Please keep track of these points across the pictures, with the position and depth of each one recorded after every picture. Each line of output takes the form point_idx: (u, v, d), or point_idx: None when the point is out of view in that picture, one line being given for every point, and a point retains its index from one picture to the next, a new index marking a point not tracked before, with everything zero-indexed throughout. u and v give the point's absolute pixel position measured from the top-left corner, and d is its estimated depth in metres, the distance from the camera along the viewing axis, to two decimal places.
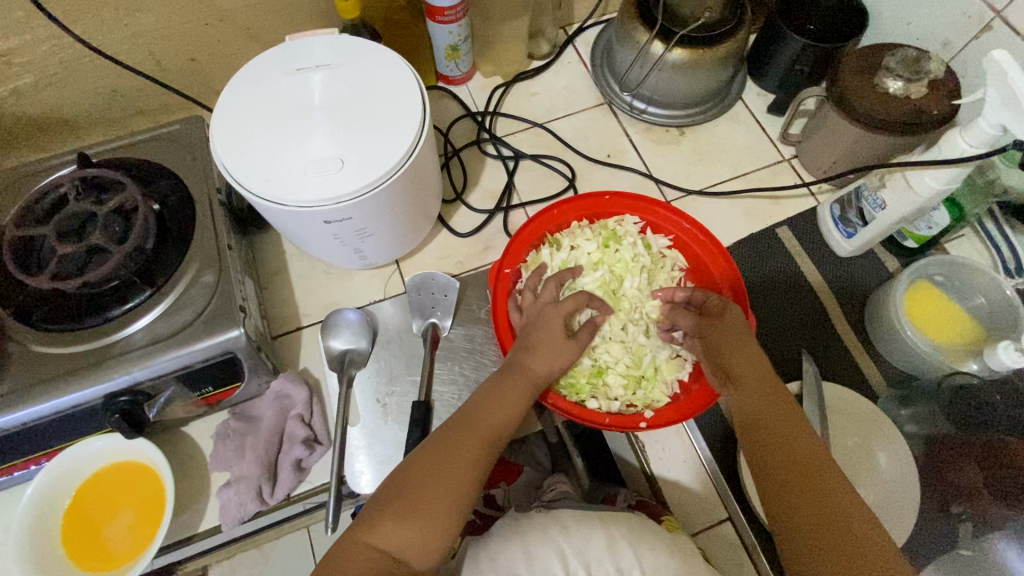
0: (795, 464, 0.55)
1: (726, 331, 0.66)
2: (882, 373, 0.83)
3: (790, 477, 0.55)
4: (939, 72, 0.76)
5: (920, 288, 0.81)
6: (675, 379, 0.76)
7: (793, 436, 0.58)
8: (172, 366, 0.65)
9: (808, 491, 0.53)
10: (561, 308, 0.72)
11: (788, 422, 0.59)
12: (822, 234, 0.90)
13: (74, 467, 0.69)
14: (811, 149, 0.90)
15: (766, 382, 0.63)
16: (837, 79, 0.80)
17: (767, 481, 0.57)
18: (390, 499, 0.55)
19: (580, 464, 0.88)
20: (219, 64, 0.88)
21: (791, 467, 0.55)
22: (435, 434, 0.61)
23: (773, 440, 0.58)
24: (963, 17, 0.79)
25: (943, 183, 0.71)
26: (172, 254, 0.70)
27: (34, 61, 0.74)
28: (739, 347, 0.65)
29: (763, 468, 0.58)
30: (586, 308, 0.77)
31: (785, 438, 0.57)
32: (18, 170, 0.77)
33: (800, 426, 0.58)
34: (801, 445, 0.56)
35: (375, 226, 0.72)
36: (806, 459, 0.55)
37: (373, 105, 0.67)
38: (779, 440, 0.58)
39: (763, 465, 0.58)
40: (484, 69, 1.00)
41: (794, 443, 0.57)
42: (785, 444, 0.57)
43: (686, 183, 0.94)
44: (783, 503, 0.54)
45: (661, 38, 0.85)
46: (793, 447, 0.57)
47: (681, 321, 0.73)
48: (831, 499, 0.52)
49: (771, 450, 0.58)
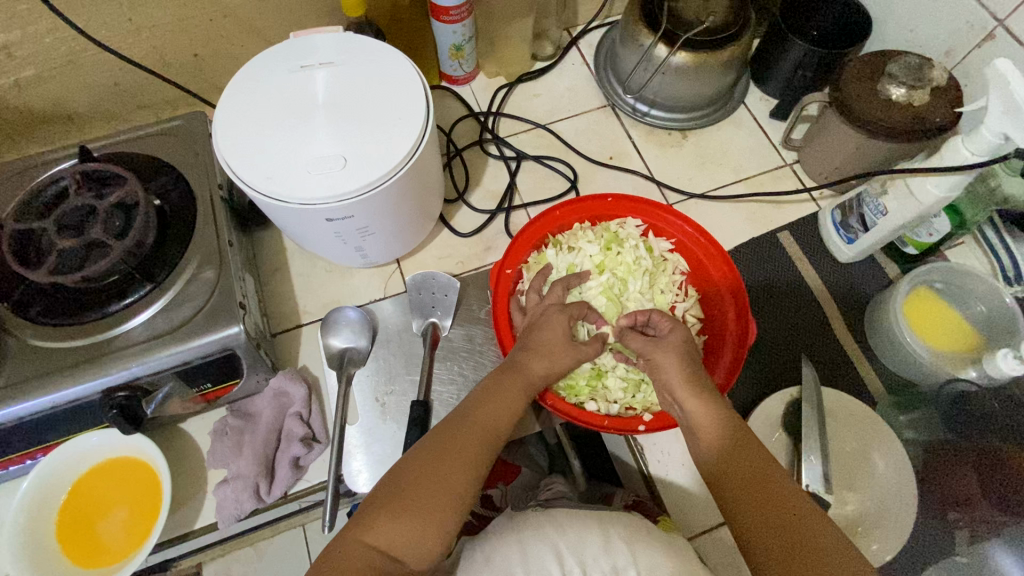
0: (766, 488, 0.54)
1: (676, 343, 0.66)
2: (881, 379, 0.83)
3: (750, 487, 0.54)
4: (942, 79, 0.76)
5: (919, 294, 0.82)
6: None
7: (751, 449, 0.57)
8: (170, 362, 0.65)
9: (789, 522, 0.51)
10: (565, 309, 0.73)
11: (742, 442, 0.57)
12: (824, 240, 0.90)
13: (70, 463, 0.69)
14: (813, 155, 0.90)
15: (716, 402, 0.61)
16: (841, 85, 0.80)
17: (728, 488, 0.55)
18: (387, 500, 0.54)
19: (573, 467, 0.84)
20: (222, 59, 0.87)
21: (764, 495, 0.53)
22: (428, 436, 0.60)
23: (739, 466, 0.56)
24: (966, 26, 0.79)
25: (945, 189, 0.71)
26: (172, 249, 0.70)
27: (36, 54, 0.74)
28: (691, 359, 0.64)
29: (723, 477, 0.56)
30: (586, 321, 0.77)
31: (752, 462, 0.56)
32: (19, 162, 0.77)
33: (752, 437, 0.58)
34: (760, 453, 0.56)
35: (377, 225, 0.71)
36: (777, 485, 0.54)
37: (376, 104, 0.66)
38: (745, 465, 0.55)
39: (731, 492, 0.55)
40: (487, 69, 1.01)
41: (749, 451, 0.57)
42: (753, 468, 0.55)
43: (688, 186, 0.94)
44: (744, 516, 0.53)
45: (665, 42, 0.85)
46: (763, 471, 0.55)
47: (631, 340, 0.71)
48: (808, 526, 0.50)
49: (737, 474, 0.55)
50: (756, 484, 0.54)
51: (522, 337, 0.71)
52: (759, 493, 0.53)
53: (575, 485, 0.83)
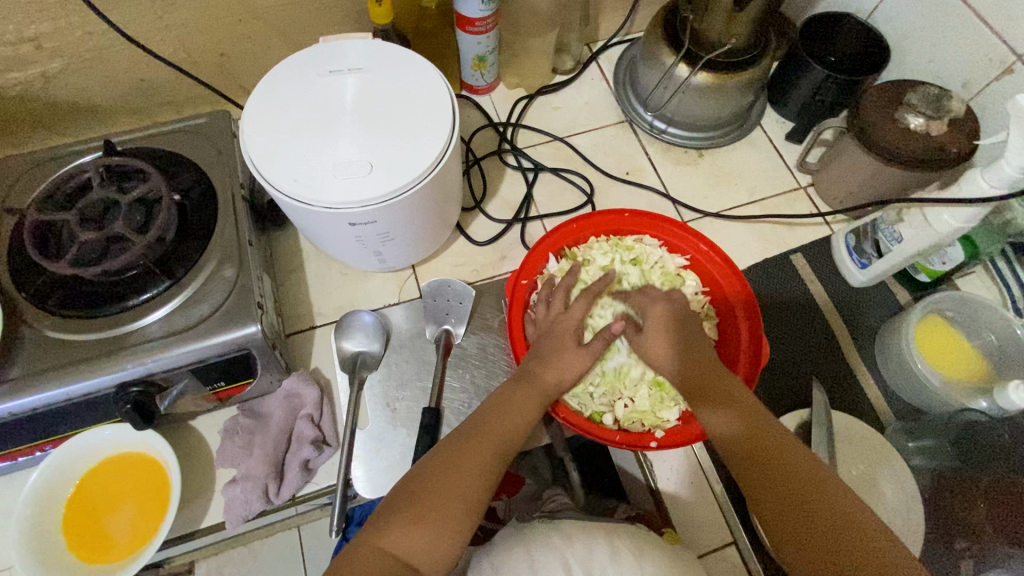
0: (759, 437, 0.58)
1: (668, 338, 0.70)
2: (888, 403, 0.83)
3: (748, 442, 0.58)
4: (959, 111, 0.78)
5: (929, 322, 0.82)
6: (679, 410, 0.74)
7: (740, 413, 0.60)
8: (186, 358, 0.65)
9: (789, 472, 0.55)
10: (575, 317, 0.72)
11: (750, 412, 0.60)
12: (836, 264, 0.90)
13: (80, 456, 0.69)
14: (827, 179, 0.91)
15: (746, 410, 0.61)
16: (860, 112, 0.81)
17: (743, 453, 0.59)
18: (405, 505, 0.54)
19: (575, 477, 0.81)
20: (246, 60, 0.88)
21: (832, 535, 0.50)
22: (445, 441, 0.61)
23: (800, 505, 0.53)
24: (984, 58, 0.80)
25: (961, 220, 0.72)
26: (193, 247, 0.70)
27: (65, 46, 0.75)
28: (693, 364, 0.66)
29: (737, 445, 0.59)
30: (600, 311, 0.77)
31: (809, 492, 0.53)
32: (40, 154, 0.77)
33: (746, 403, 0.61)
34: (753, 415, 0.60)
35: (398, 231, 0.72)
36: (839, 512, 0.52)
37: (404, 113, 0.67)
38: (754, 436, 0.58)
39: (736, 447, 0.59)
40: (508, 80, 1.01)
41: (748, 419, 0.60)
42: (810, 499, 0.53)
43: (703, 205, 0.95)
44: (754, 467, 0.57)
45: (686, 61, 0.86)
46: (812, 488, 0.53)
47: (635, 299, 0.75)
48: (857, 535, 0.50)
49: (785, 497, 0.54)
50: (817, 522, 0.52)
51: (536, 344, 0.72)
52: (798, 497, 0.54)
53: (577, 495, 0.80)
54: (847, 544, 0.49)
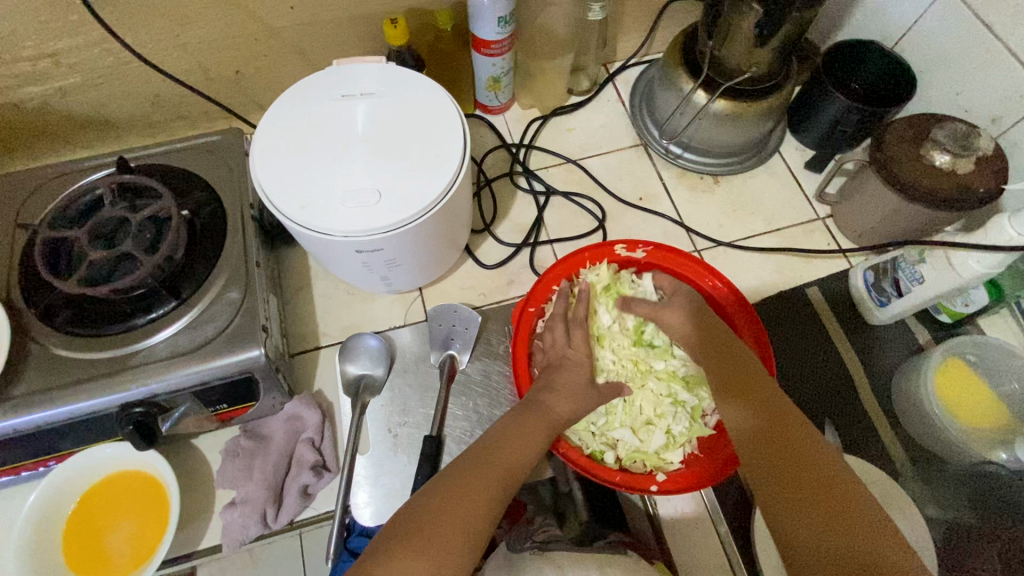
0: (752, 388, 0.60)
1: (709, 343, 0.67)
2: (904, 447, 0.80)
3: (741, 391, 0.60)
4: (988, 149, 0.75)
5: (952, 366, 0.80)
6: (682, 453, 0.73)
7: (748, 369, 0.62)
8: (189, 380, 0.65)
9: (775, 424, 0.55)
10: (585, 358, 0.74)
11: (755, 375, 0.61)
12: (854, 300, 0.88)
13: (81, 473, 0.69)
14: (847, 211, 0.89)
15: (776, 415, 0.56)
16: (883, 145, 0.79)
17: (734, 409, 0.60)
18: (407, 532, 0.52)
19: (580, 497, 0.79)
20: (262, 77, 0.88)
21: (797, 469, 0.50)
22: (449, 469, 0.59)
23: (784, 453, 0.52)
24: (1014, 96, 0.77)
25: (986, 266, 0.70)
26: (201, 266, 0.70)
27: (83, 63, 0.76)
28: (715, 342, 0.66)
29: (736, 400, 0.60)
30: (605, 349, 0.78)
31: (791, 438, 0.53)
32: (54, 168, 0.78)
33: (749, 362, 0.62)
34: (753, 371, 0.61)
35: (405, 258, 0.71)
36: (817, 459, 0.50)
37: (414, 140, 0.66)
38: (750, 386, 0.60)
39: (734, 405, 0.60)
40: (523, 101, 1.01)
41: (749, 376, 0.61)
42: (792, 447, 0.52)
43: (717, 234, 0.93)
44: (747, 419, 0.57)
45: (705, 88, 0.85)
46: (797, 439, 0.53)
47: (638, 307, 0.75)
48: (832, 479, 0.49)
49: (768, 448, 0.53)
50: (793, 466, 0.51)
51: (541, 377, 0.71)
52: (780, 445, 0.53)
53: (580, 513, 0.77)
54: (812, 483, 0.49)
